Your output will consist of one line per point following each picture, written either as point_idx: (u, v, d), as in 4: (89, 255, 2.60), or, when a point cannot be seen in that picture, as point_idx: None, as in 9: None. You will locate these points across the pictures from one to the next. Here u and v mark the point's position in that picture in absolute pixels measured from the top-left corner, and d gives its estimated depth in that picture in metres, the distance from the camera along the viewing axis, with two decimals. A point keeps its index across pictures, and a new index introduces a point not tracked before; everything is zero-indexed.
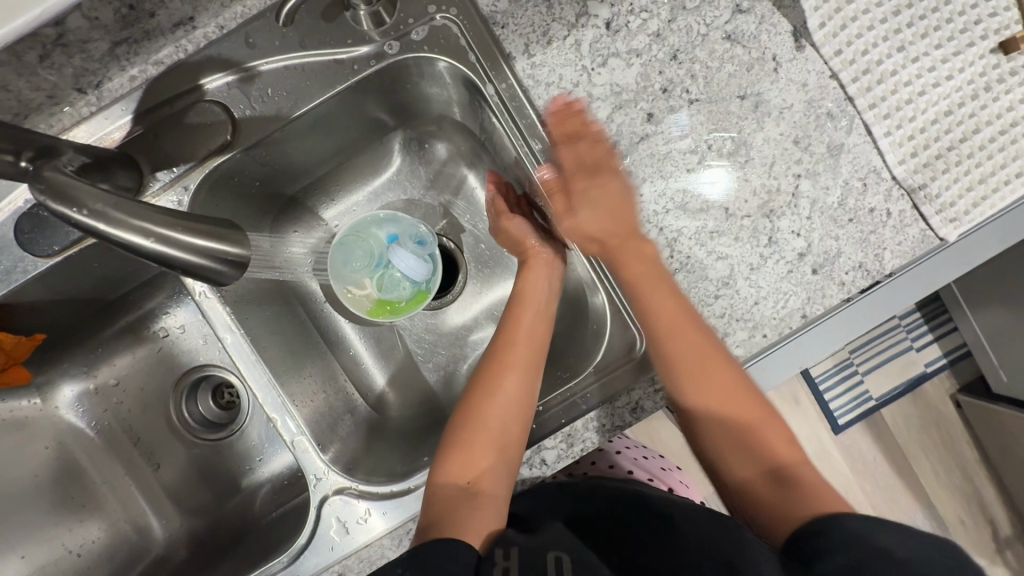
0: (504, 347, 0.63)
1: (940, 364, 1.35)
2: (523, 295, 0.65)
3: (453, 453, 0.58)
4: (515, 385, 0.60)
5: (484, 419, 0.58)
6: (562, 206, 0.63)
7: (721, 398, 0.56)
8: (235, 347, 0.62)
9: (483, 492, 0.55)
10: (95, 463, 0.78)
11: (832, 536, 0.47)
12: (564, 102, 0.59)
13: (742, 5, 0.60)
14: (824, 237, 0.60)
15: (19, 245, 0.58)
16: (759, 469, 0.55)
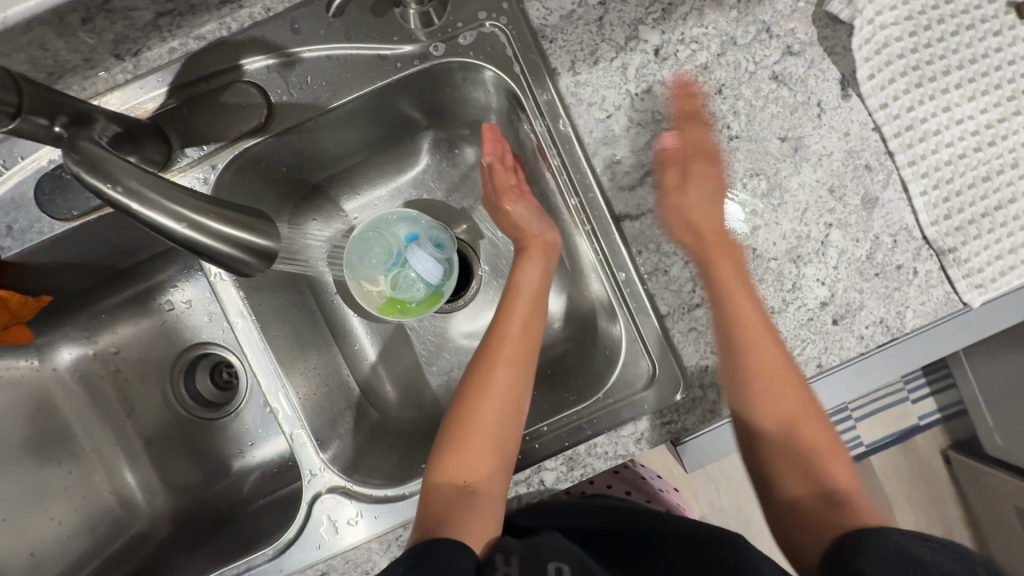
0: (497, 339, 0.62)
1: (934, 419, 1.35)
2: (519, 284, 0.64)
3: (450, 451, 0.58)
4: (509, 378, 0.60)
5: (477, 414, 0.58)
6: (672, 180, 0.59)
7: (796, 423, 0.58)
8: (245, 333, 0.62)
9: (481, 488, 0.56)
10: (85, 429, 0.77)
11: (876, 549, 0.48)
12: (687, 80, 0.58)
13: (793, 47, 0.59)
14: (848, 288, 0.59)
15: (39, 204, 0.58)
16: (813, 490, 0.56)
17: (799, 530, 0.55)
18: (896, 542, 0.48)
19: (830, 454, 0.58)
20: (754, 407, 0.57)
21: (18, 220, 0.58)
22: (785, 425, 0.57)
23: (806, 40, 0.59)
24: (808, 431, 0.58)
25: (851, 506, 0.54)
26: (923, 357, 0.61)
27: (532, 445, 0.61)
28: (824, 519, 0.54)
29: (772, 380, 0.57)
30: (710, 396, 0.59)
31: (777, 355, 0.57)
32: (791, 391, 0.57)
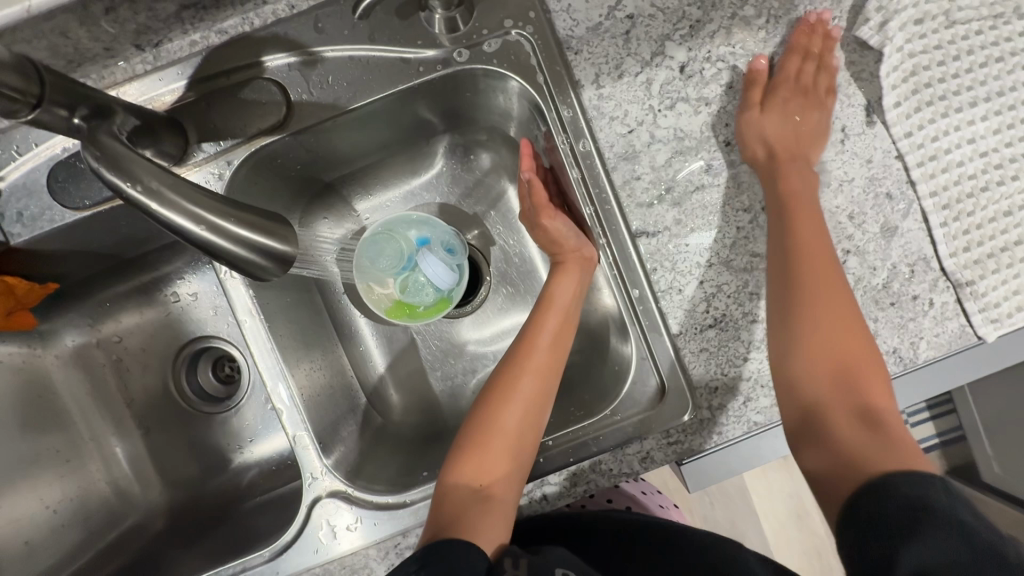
0: (526, 348, 0.61)
1: (932, 444, 1.35)
2: (550, 296, 0.63)
3: (469, 453, 0.57)
4: (534, 387, 0.59)
5: (500, 420, 0.57)
6: (756, 98, 0.58)
7: (847, 341, 0.54)
8: (252, 332, 0.61)
9: (496, 496, 0.54)
10: (84, 417, 0.76)
11: (898, 499, 0.45)
12: (819, 20, 0.58)
13: (820, 71, 0.58)
14: (863, 316, 0.59)
15: (51, 192, 0.57)
16: (852, 416, 0.52)
17: (828, 458, 0.51)
18: (925, 492, 0.45)
19: (874, 378, 0.53)
20: (798, 319, 0.55)
21: (29, 207, 0.57)
22: (834, 341, 0.54)
23: (833, 64, 0.58)
24: (854, 348, 0.54)
25: (892, 438, 0.50)
26: (931, 392, 0.61)
27: (536, 458, 0.60)
28: (861, 446, 0.50)
29: (825, 291, 0.54)
30: (718, 419, 0.58)
31: (826, 271, 0.55)
32: (843, 307, 0.55)
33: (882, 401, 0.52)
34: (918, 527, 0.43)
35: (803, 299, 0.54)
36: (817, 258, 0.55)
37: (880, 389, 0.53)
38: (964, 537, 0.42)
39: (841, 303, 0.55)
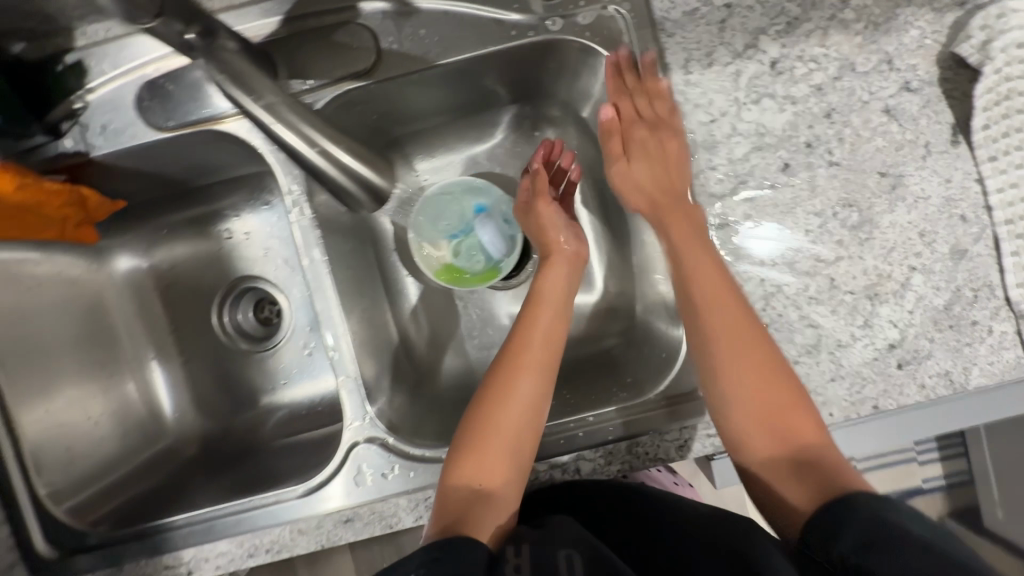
0: (519, 345, 0.59)
1: (937, 485, 1.31)
2: (546, 287, 0.63)
3: (468, 452, 0.55)
4: (532, 386, 0.57)
5: (501, 419, 0.55)
6: (617, 148, 0.61)
7: (764, 372, 0.52)
8: (312, 270, 0.61)
9: (496, 494, 0.53)
10: (131, 337, 0.77)
11: (853, 521, 0.43)
12: (622, 59, 0.58)
13: (911, 83, 0.57)
14: (919, 335, 0.59)
15: (138, 110, 0.58)
16: (787, 463, 0.50)
17: (768, 490, 0.50)
18: (877, 508, 0.43)
19: (801, 411, 0.51)
20: (717, 353, 0.53)
21: (113, 121, 0.58)
22: (756, 382, 0.52)
23: (926, 78, 0.57)
24: (774, 382, 0.52)
25: (825, 468, 0.49)
26: (971, 420, 0.62)
27: (575, 432, 0.61)
28: (799, 478, 0.49)
29: (732, 332, 0.53)
30: None
31: (733, 313, 0.53)
32: (747, 335, 0.53)
33: (807, 434, 0.50)
34: (881, 541, 0.41)
35: (721, 326, 0.53)
36: (708, 279, 0.54)
37: (808, 423, 0.51)
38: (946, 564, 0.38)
39: (738, 324, 0.53)
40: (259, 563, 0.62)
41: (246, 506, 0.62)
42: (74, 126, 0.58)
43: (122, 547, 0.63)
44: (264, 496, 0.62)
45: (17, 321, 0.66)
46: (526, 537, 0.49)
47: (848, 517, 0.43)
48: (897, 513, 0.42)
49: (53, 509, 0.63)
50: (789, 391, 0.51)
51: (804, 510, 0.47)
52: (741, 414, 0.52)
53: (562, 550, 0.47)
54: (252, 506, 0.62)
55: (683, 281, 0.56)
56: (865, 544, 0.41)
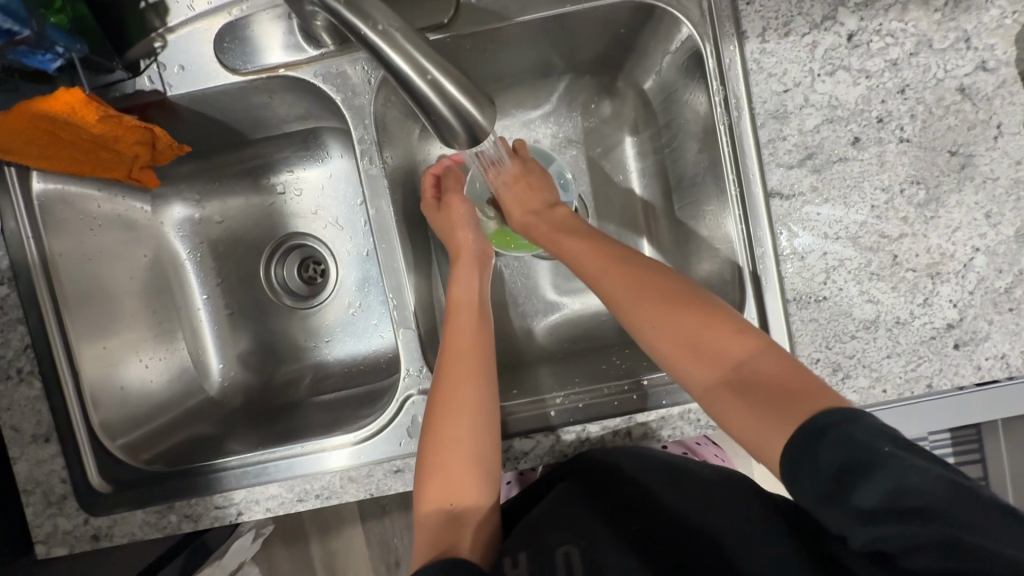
0: (447, 362, 0.59)
1: None
2: (455, 301, 0.63)
3: (429, 477, 0.55)
4: (476, 396, 0.57)
5: (453, 441, 0.55)
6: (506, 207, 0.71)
7: (678, 317, 0.53)
8: (376, 221, 0.61)
9: (471, 510, 0.55)
10: (181, 287, 0.78)
11: (830, 441, 0.43)
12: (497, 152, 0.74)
13: (987, 63, 0.57)
14: (978, 316, 0.59)
15: (215, 51, 0.59)
16: (735, 390, 0.50)
17: (738, 434, 0.49)
18: (840, 428, 0.43)
19: (725, 330, 0.52)
20: (631, 323, 0.56)
21: (191, 61, 0.59)
22: (676, 329, 0.53)
23: (1003, 58, 0.57)
24: (686, 319, 0.53)
25: (777, 389, 0.48)
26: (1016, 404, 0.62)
27: (630, 395, 0.63)
28: (756, 413, 0.48)
29: (627, 294, 0.56)
30: None
31: (629, 275, 0.57)
32: (651, 290, 0.56)
33: (738, 352, 0.51)
34: (854, 475, 0.41)
35: (622, 299, 0.56)
36: (600, 259, 0.59)
37: (734, 343, 0.51)
38: (902, 472, 0.40)
39: (659, 298, 0.55)
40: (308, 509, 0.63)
41: (299, 451, 0.63)
42: (151, 65, 0.59)
43: (172, 484, 0.64)
44: (317, 442, 0.63)
45: (80, 260, 0.67)
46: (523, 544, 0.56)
47: (820, 452, 0.43)
48: (853, 425, 0.43)
49: (107, 443, 0.65)
50: (707, 321, 0.52)
51: (775, 443, 0.46)
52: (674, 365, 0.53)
53: (558, 549, 0.55)
54: (303, 451, 0.63)
55: (585, 257, 0.61)
56: (860, 514, 0.41)
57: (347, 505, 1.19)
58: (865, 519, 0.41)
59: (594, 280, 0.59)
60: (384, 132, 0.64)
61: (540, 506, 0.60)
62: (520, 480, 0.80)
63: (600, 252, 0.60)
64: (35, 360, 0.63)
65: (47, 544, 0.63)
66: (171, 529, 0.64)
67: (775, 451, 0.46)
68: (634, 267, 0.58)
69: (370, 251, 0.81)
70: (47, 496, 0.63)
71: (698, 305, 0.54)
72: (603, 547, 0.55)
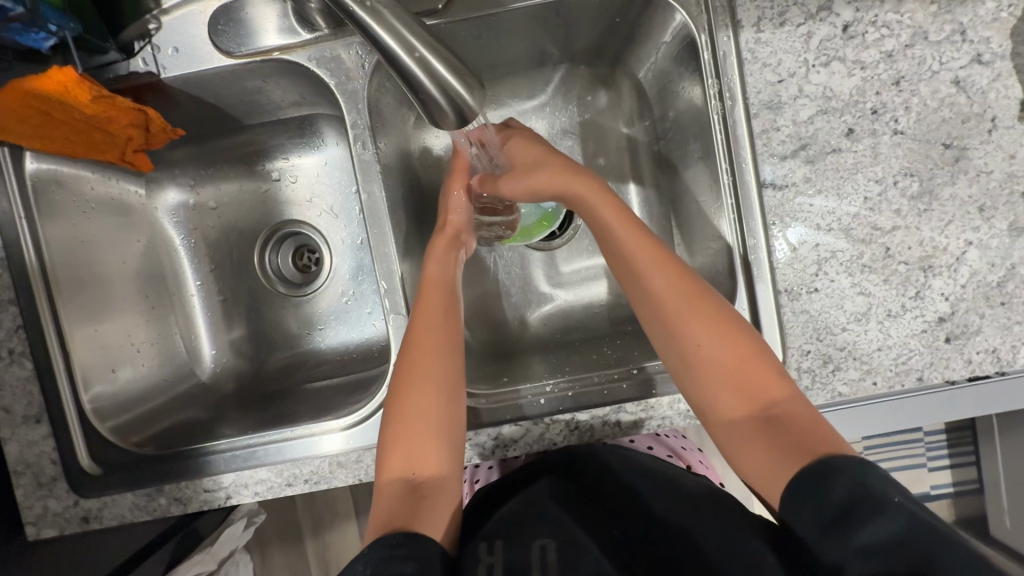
0: (417, 332, 0.58)
1: (944, 491, 1.26)
2: (429, 274, 0.62)
3: (393, 445, 0.55)
4: (446, 368, 0.57)
5: (417, 407, 0.56)
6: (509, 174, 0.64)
7: (721, 338, 0.53)
8: (369, 205, 0.62)
9: (432, 482, 0.54)
10: (174, 272, 0.78)
11: (842, 483, 0.43)
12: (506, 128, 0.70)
13: (983, 56, 0.57)
14: (970, 310, 0.59)
15: (210, 34, 0.59)
16: (757, 421, 0.51)
17: (748, 466, 0.51)
18: (852, 471, 0.43)
19: (763, 365, 0.53)
20: (671, 326, 0.55)
21: (186, 43, 0.59)
22: (716, 348, 0.53)
23: (998, 51, 0.57)
24: (735, 352, 0.53)
25: (803, 436, 0.48)
26: (1007, 402, 0.62)
27: (620, 383, 0.63)
28: (773, 452, 0.49)
29: (674, 298, 0.55)
30: (804, 381, 0.60)
31: (679, 280, 0.56)
32: (699, 301, 0.55)
33: (774, 395, 0.51)
34: (858, 513, 0.41)
35: (676, 312, 0.55)
36: (654, 262, 0.56)
37: (773, 386, 0.52)
38: (910, 516, 0.40)
39: (714, 323, 0.54)
40: (297, 493, 0.63)
41: (288, 435, 0.63)
42: (145, 46, 0.59)
43: (163, 467, 0.64)
44: (307, 426, 0.63)
45: (73, 243, 0.67)
46: (496, 531, 0.54)
47: (829, 485, 0.44)
48: (868, 470, 0.43)
49: (97, 425, 0.65)
50: (749, 351, 0.53)
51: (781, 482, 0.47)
52: (705, 381, 0.54)
53: (536, 542, 0.53)
54: (293, 435, 0.63)
55: (629, 247, 0.58)
56: (860, 550, 0.40)
57: (339, 497, 1.19)
58: (865, 555, 0.40)
59: (642, 280, 0.57)
60: (378, 118, 0.64)
61: (514, 504, 0.59)
62: (501, 466, 0.80)
63: (649, 249, 0.57)
64: (27, 341, 0.63)
65: (37, 525, 0.63)
66: (161, 512, 0.64)
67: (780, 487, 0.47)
68: (686, 273, 0.57)
69: (364, 239, 0.81)
70: (38, 478, 0.63)
71: (749, 341, 0.53)
72: (581, 546, 0.52)
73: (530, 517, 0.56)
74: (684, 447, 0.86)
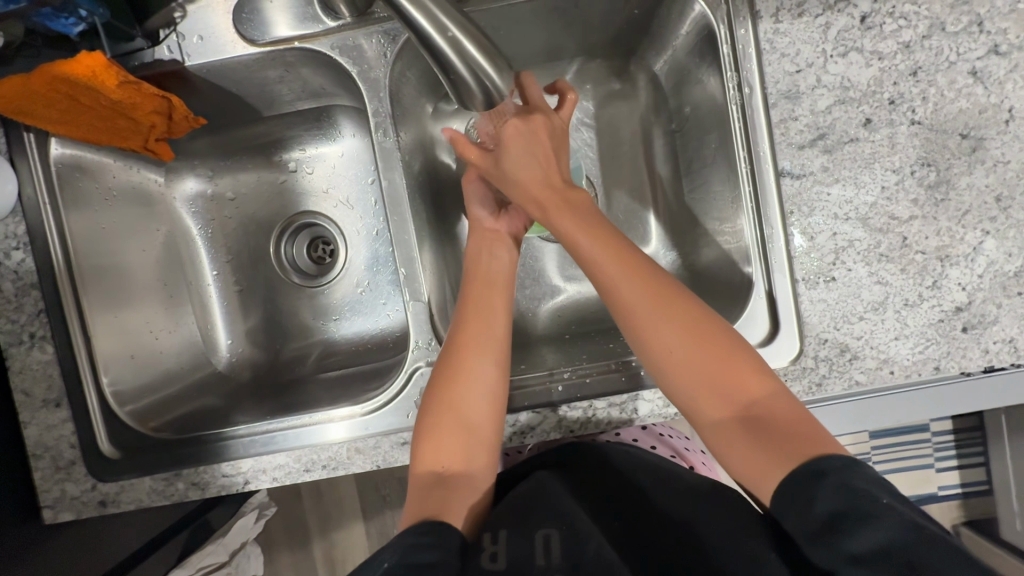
0: (465, 326, 0.59)
1: (953, 492, 1.24)
2: (476, 264, 0.63)
3: (430, 438, 0.56)
4: (491, 369, 0.57)
5: (461, 404, 0.56)
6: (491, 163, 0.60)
7: (696, 342, 0.52)
8: (390, 191, 0.62)
9: (464, 477, 0.55)
10: (192, 260, 0.78)
11: (828, 490, 0.42)
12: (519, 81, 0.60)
13: (1000, 47, 0.57)
14: (987, 300, 0.58)
15: (234, 22, 0.60)
16: (740, 425, 0.50)
17: (736, 465, 0.50)
18: (839, 474, 0.43)
19: (739, 364, 0.51)
20: (644, 336, 0.53)
21: (212, 31, 0.60)
22: (688, 354, 0.52)
23: (1016, 42, 0.57)
24: (709, 353, 0.51)
25: (788, 434, 0.48)
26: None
27: (639, 371, 0.63)
28: (761, 451, 0.48)
29: (643, 305, 0.53)
30: (821, 370, 0.60)
31: (648, 284, 0.54)
32: (670, 305, 0.53)
33: (754, 392, 0.50)
34: (848, 520, 0.41)
35: (646, 320, 0.53)
36: (620, 261, 0.54)
37: (753, 382, 0.51)
38: (899, 524, 0.40)
39: (688, 323, 0.52)
40: (314, 479, 0.64)
41: (306, 421, 0.64)
42: (170, 34, 0.60)
43: (180, 452, 0.64)
44: (325, 412, 0.64)
45: (95, 230, 0.68)
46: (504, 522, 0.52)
47: (816, 492, 0.43)
48: (855, 474, 0.43)
49: (116, 409, 0.65)
50: (724, 352, 0.52)
51: (772, 482, 0.46)
52: (684, 389, 0.52)
53: (538, 532, 0.51)
54: (311, 421, 0.64)
55: (592, 250, 0.55)
56: (848, 559, 0.40)
57: (345, 496, 1.19)
58: (853, 562, 0.40)
59: (610, 286, 0.54)
60: (399, 107, 0.64)
61: (522, 487, 0.57)
62: (505, 459, 0.80)
63: (613, 249, 0.54)
64: (47, 324, 0.64)
65: (54, 509, 0.64)
66: (178, 497, 0.64)
67: (771, 489, 0.46)
68: (654, 275, 0.54)
69: (380, 230, 0.81)
70: (56, 461, 0.64)
71: (725, 338, 0.52)
72: (586, 533, 0.50)
73: (536, 505, 0.54)
74: (687, 446, 0.85)
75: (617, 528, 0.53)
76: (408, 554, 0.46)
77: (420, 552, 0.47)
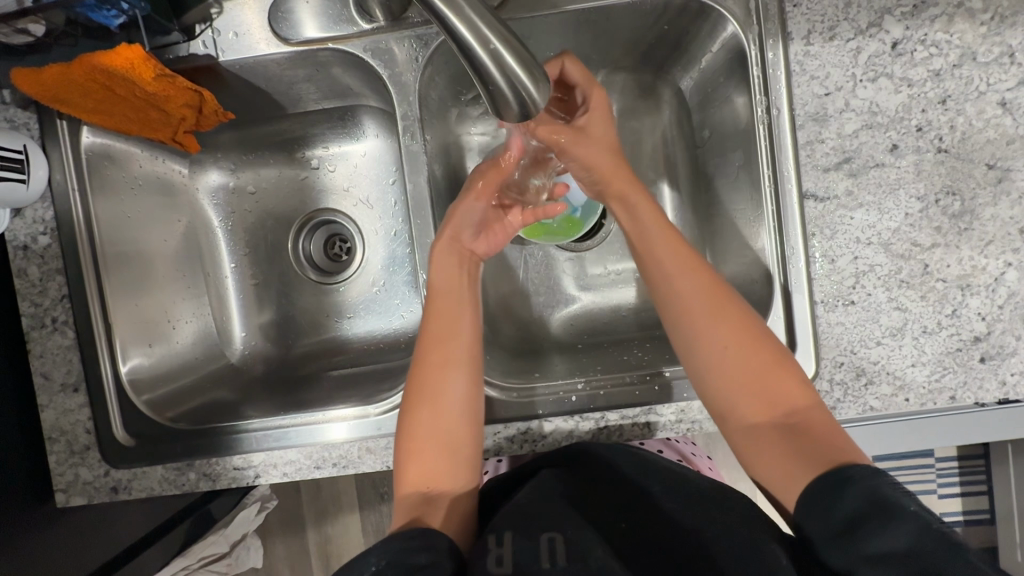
0: (434, 343, 0.59)
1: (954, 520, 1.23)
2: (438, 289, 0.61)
3: (410, 457, 0.56)
4: (462, 387, 0.57)
5: (432, 421, 0.56)
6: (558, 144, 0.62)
7: (743, 345, 0.53)
8: (414, 196, 0.63)
9: (443, 489, 0.55)
10: (211, 251, 0.79)
11: (851, 494, 0.44)
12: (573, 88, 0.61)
13: None
14: (1006, 331, 0.58)
15: (269, 20, 0.61)
16: (773, 428, 0.51)
17: (762, 471, 0.51)
18: (865, 480, 0.44)
19: (779, 368, 0.52)
20: (695, 331, 0.55)
21: (247, 30, 0.61)
22: (733, 354, 0.53)
23: None
24: (749, 354, 0.53)
25: (818, 441, 0.49)
26: None
27: (653, 386, 0.63)
28: (791, 458, 0.49)
29: (698, 301, 0.55)
30: (835, 394, 0.60)
31: (704, 282, 0.56)
32: (724, 303, 0.55)
33: (795, 401, 0.51)
34: (868, 521, 0.42)
35: (699, 315, 0.55)
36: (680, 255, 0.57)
37: (794, 392, 0.52)
38: (919, 528, 0.41)
39: (737, 328, 0.54)
40: (324, 477, 0.64)
41: (317, 418, 0.64)
42: (206, 30, 0.62)
43: (194, 443, 0.65)
44: (337, 410, 0.64)
45: (121, 219, 0.69)
46: (511, 525, 0.52)
47: (839, 496, 0.45)
48: (880, 480, 0.44)
49: (133, 397, 0.66)
50: (768, 356, 0.53)
51: (795, 485, 0.48)
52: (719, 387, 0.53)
53: (544, 534, 0.51)
54: (323, 419, 0.64)
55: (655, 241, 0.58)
56: (867, 557, 0.41)
57: (344, 491, 1.19)
58: (872, 561, 0.41)
59: (670, 282, 0.57)
60: (427, 111, 0.65)
61: (525, 494, 0.57)
62: (511, 460, 0.80)
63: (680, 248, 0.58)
64: (70, 310, 0.65)
65: (67, 492, 0.64)
66: (189, 487, 0.65)
67: (796, 492, 0.48)
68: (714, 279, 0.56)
69: (398, 230, 0.81)
70: (71, 445, 0.65)
71: (772, 347, 0.53)
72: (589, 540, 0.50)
73: (545, 507, 0.54)
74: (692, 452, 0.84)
75: (625, 528, 0.53)
76: (415, 557, 0.47)
77: (426, 555, 0.47)
